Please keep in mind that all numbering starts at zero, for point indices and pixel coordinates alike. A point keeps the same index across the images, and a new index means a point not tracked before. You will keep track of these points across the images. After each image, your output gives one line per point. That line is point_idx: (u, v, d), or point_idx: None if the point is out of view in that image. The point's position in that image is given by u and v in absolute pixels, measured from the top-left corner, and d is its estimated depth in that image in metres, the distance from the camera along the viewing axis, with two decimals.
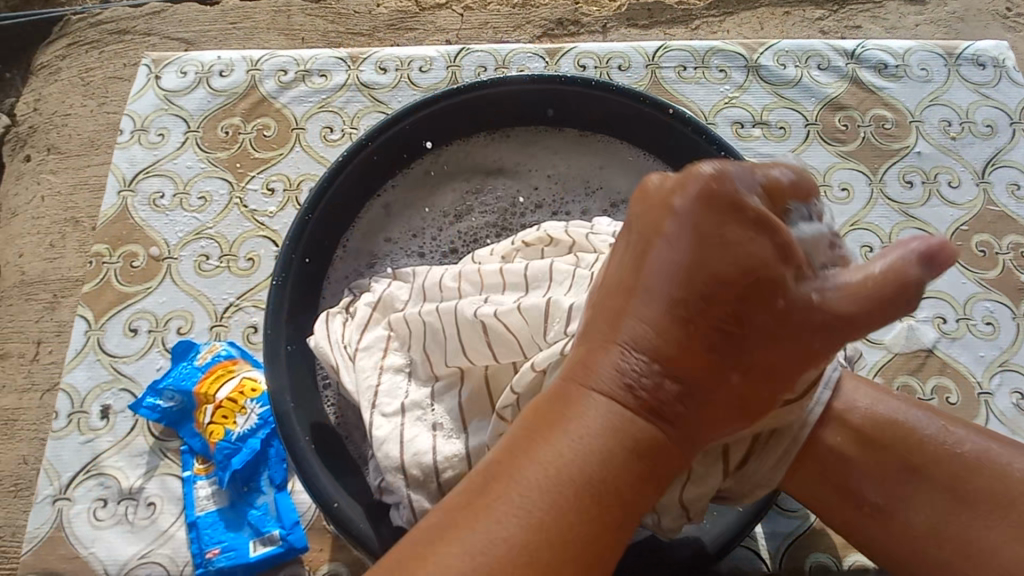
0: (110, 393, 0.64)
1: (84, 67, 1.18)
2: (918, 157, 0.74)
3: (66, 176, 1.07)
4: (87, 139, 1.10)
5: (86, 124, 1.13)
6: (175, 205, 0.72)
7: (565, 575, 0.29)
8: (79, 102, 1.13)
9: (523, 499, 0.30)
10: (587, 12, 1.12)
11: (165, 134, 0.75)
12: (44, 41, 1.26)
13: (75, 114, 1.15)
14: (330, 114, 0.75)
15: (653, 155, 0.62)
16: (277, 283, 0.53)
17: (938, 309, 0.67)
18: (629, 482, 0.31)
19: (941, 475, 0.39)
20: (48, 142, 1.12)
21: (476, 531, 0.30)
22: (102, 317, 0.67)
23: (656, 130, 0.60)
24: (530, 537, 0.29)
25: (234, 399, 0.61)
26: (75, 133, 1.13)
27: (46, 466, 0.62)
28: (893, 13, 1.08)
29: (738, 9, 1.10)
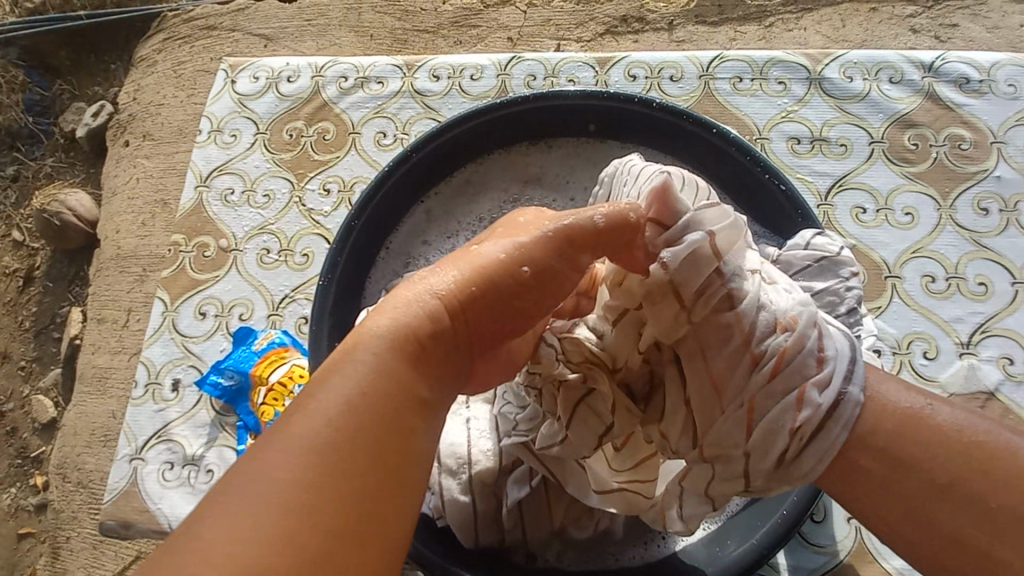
0: (180, 369, 0.72)
1: (177, 61, 1.29)
2: (997, 182, 0.68)
3: (157, 162, 1.18)
4: (177, 127, 1.21)
5: (176, 114, 1.24)
6: (243, 201, 0.78)
7: (356, 484, 0.29)
8: (171, 94, 1.24)
9: (335, 413, 0.30)
10: (652, 9, 1.10)
11: (238, 135, 0.82)
12: (145, 35, 1.38)
13: (168, 104, 1.25)
14: (385, 120, 0.79)
15: (697, 172, 0.60)
16: (324, 284, 0.57)
17: (1006, 348, 0.62)
18: (407, 403, 0.33)
19: (977, 473, 0.36)
20: (144, 130, 1.23)
21: (294, 437, 0.30)
22: (177, 300, 0.75)
23: (699, 147, 0.59)
24: (331, 446, 0.29)
25: (284, 383, 0.67)
26: (167, 122, 1.23)
27: (126, 429, 0.70)
28: (994, 14, 0.98)
29: (815, 7, 1.04)
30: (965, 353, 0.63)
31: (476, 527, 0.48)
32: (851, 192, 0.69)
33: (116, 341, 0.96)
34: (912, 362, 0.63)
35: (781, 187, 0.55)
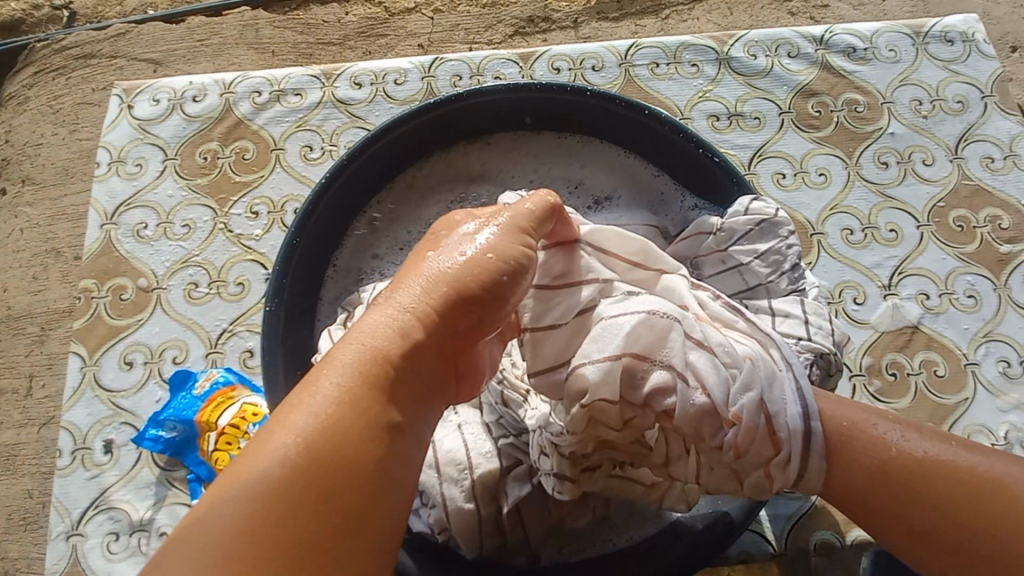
0: (111, 428, 0.65)
1: (53, 95, 1.17)
2: (892, 138, 0.76)
3: (44, 208, 1.09)
4: (62, 168, 1.10)
5: (60, 153, 1.13)
6: (160, 234, 0.72)
7: (311, 520, 0.29)
8: (51, 131, 1.13)
9: (286, 450, 0.31)
10: (556, 8, 1.12)
11: (143, 163, 0.75)
12: (9, 70, 1.25)
13: (48, 142, 1.14)
14: (309, 133, 0.75)
15: (634, 154, 0.62)
16: (272, 308, 0.53)
17: (921, 285, 0.69)
18: (370, 433, 0.33)
19: (941, 495, 0.38)
20: (22, 174, 1.12)
21: (247, 479, 0.30)
22: (96, 353, 0.67)
23: (634, 129, 0.61)
24: (283, 484, 0.30)
25: (237, 425, 0.62)
26: (48, 163, 1.12)
27: (56, 504, 0.63)
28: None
29: None
30: (889, 294, 0.69)
31: (480, 532, 0.47)
32: (771, 160, 0.74)
33: (20, 414, 0.91)
34: (846, 309, 0.68)
35: (715, 160, 0.57)
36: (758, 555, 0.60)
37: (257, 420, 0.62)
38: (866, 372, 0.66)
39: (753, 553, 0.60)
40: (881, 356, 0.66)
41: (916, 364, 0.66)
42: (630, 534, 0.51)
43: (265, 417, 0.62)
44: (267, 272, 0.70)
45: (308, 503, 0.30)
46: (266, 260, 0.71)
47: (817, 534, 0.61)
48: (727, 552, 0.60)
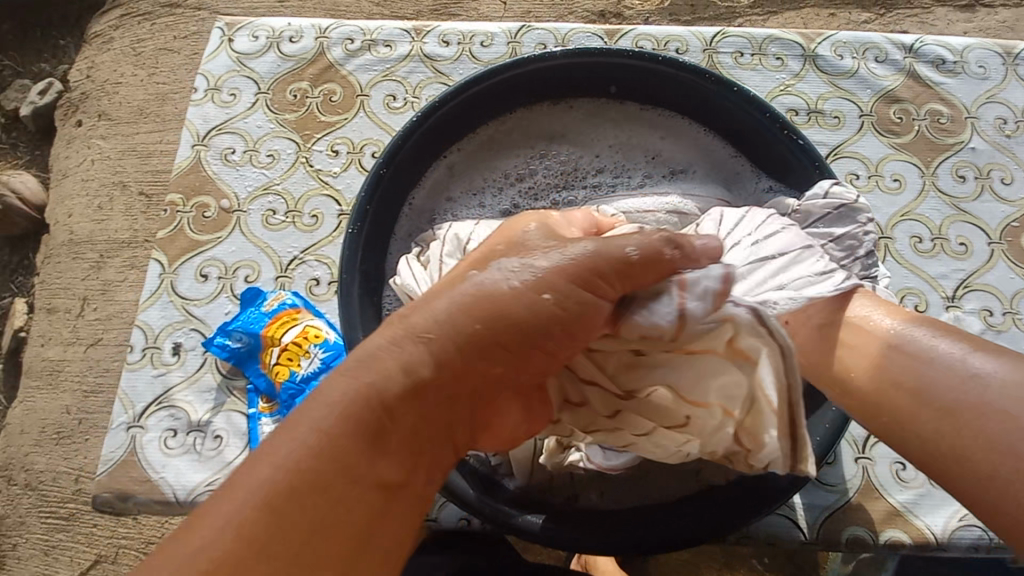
0: (182, 332, 0.68)
1: (137, 39, 1.24)
2: (972, 152, 0.75)
3: (115, 142, 1.16)
4: (137, 107, 1.17)
5: (136, 93, 1.19)
6: (245, 161, 0.75)
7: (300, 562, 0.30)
8: (131, 71, 1.20)
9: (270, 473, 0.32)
10: (629, 5, 1.12)
11: (237, 94, 0.79)
12: (99, 12, 1.33)
13: (125, 82, 1.21)
14: (394, 83, 0.78)
15: (711, 131, 0.64)
16: (353, 232, 0.56)
17: (985, 301, 0.68)
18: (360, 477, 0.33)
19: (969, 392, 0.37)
20: (99, 108, 1.20)
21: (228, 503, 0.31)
22: (175, 262, 0.71)
23: (718, 108, 0.62)
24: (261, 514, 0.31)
25: (299, 343, 0.65)
26: (125, 102, 1.19)
27: (121, 396, 0.66)
28: (940, 21, 1.07)
29: (782, 8, 1.11)
30: (951, 306, 0.68)
31: None
32: (846, 160, 0.74)
33: (70, 333, 1.01)
34: None
35: (801, 143, 0.57)
36: (787, 540, 0.61)
37: (319, 342, 0.65)
38: None
39: (783, 537, 0.61)
40: None
41: None
42: (672, 488, 0.52)
43: (328, 340, 0.65)
44: (341, 208, 0.73)
45: (291, 536, 0.30)
46: (341, 197, 0.74)
47: (850, 530, 0.61)
48: (757, 533, 0.60)
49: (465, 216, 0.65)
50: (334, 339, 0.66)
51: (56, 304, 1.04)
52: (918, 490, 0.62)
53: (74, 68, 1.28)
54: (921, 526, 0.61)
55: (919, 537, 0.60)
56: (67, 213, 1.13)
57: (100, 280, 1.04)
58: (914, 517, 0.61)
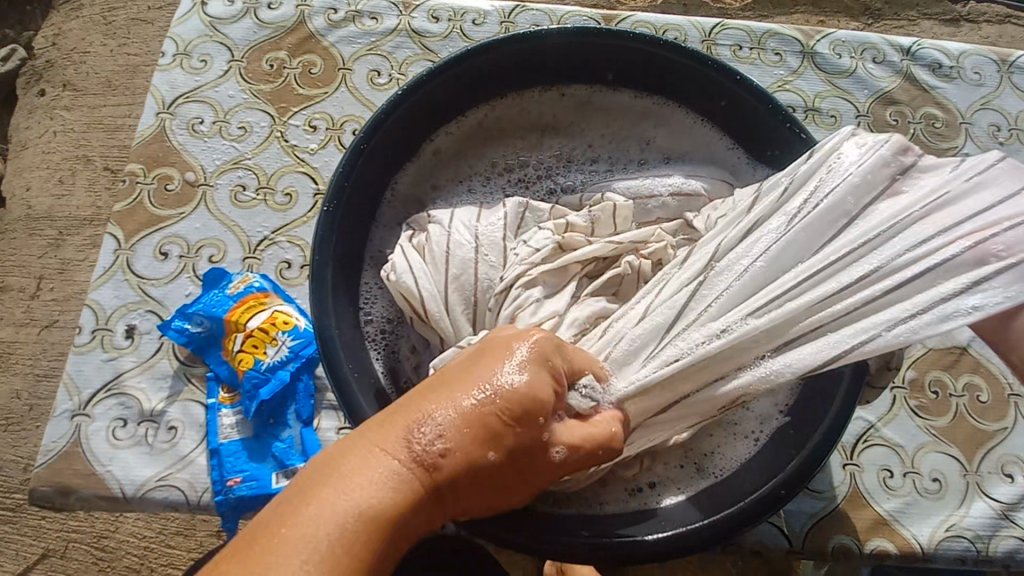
0: (136, 314, 0.63)
1: (107, 6, 1.17)
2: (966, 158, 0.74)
3: (80, 113, 1.09)
4: (105, 79, 1.10)
5: (104, 64, 1.12)
6: (215, 132, 0.70)
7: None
8: (99, 41, 1.12)
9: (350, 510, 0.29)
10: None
11: (209, 60, 0.73)
12: None
13: (93, 51, 1.13)
14: (379, 58, 0.74)
15: (708, 123, 0.62)
16: (330, 208, 0.52)
17: None
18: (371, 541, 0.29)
19: None
20: (64, 78, 1.13)
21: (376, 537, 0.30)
22: (132, 237, 0.66)
23: (721, 94, 0.59)
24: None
25: (265, 330, 0.61)
26: (92, 72, 1.12)
27: (67, 380, 0.61)
28: (927, 33, 1.07)
29: (774, 12, 1.10)
30: None
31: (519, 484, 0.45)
32: None
33: (22, 312, 0.95)
34: None
35: (801, 135, 0.56)
36: (772, 548, 0.58)
37: (288, 329, 0.61)
38: (908, 386, 0.65)
39: (768, 545, 0.58)
40: (925, 372, 0.65)
41: (959, 386, 0.65)
42: (678, 490, 0.50)
43: (298, 327, 0.61)
44: (318, 187, 0.68)
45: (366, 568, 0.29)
46: (318, 175, 0.69)
47: (836, 537, 0.59)
48: (743, 541, 0.58)
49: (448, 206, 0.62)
50: (304, 327, 0.62)
51: (9, 282, 0.97)
52: (906, 498, 0.61)
53: (37, 34, 1.20)
54: (908, 536, 0.59)
55: (906, 546, 0.59)
56: (24, 186, 1.06)
57: (58, 258, 0.98)
58: (901, 526, 0.60)
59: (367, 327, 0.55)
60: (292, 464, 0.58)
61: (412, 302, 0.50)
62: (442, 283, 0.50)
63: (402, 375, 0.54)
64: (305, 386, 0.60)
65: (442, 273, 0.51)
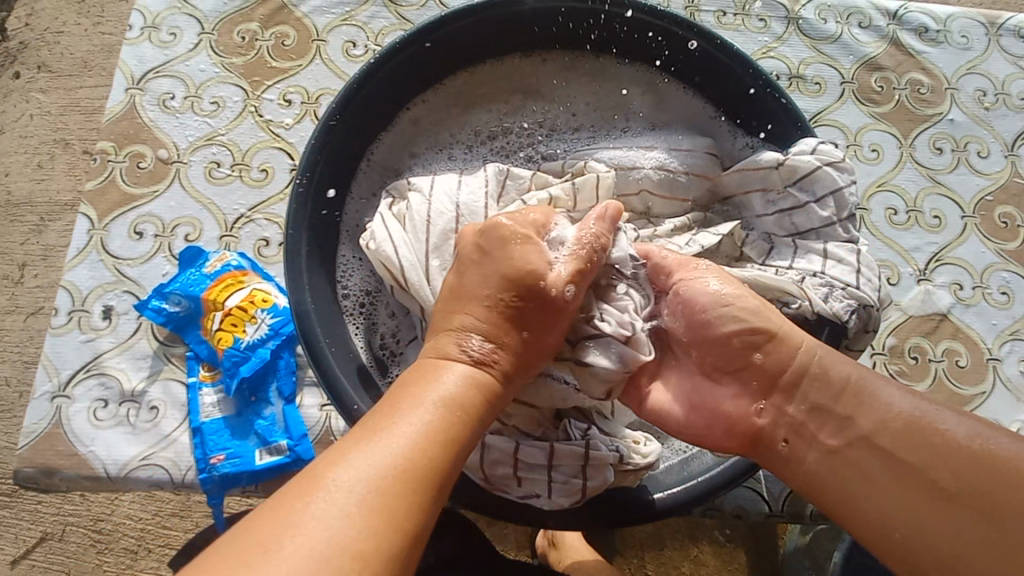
0: (113, 294, 0.62)
1: None
2: (950, 124, 0.73)
3: (56, 96, 1.06)
4: (81, 60, 1.07)
5: (79, 44, 1.08)
6: (187, 107, 0.69)
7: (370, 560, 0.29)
8: (73, 20, 1.09)
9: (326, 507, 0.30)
10: None
11: (178, 33, 0.71)
12: None
13: (67, 31, 1.10)
14: (353, 28, 0.72)
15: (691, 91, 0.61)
16: (303, 179, 0.51)
17: (955, 275, 0.67)
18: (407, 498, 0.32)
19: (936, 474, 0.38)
20: (38, 60, 1.09)
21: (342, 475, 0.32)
22: (106, 217, 0.64)
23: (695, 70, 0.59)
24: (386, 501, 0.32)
25: (244, 308, 0.60)
26: (66, 52, 1.08)
27: (45, 362, 0.60)
28: None
29: None
30: (923, 279, 0.67)
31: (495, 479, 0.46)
32: (825, 128, 0.72)
33: (6, 300, 0.94)
34: None
35: (782, 100, 0.55)
36: (752, 513, 0.59)
37: (268, 306, 0.61)
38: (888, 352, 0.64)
39: (749, 510, 0.59)
40: (905, 338, 0.65)
41: (939, 351, 0.65)
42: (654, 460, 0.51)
43: (277, 305, 0.61)
44: (295, 162, 0.67)
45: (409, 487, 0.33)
46: (294, 150, 0.68)
47: (815, 502, 0.60)
48: (723, 507, 0.59)
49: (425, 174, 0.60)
50: (283, 304, 0.61)
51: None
52: None
53: (5, 13, 1.15)
54: None
55: None
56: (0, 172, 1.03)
57: (41, 245, 0.97)
58: None
59: (346, 300, 0.54)
60: (274, 441, 0.57)
61: (391, 270, 0.50)
62: (422, 251, 0.51)
63: (381, 347, 0.54)
64: (286, 363, 0.60)
65: (426, 250, 0.51)
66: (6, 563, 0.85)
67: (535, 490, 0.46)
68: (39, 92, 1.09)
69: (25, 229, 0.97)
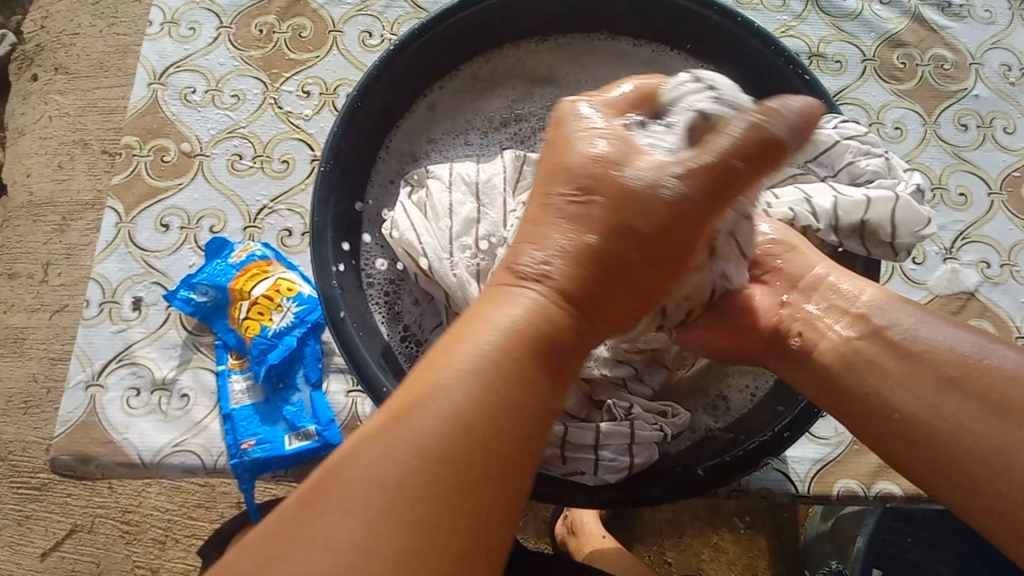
0: (142, 286, 0.64)
1: None
2: (975, 100, 0.72)
3: (75, 97, 1.08)
4: (97, 60, 1.08)
5: (95, 45, 1.10)
6: (208, 101, 0.69)
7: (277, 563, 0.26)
8: (88, 21, 1.10)
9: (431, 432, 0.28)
10: None
11: (197, 28, 0.72)
12: None
13: (84, 33, 1.11)
14: (370, 19, 0.72)
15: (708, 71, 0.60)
16: (327, 169, 0.51)
17: (982, 253, 0.66)
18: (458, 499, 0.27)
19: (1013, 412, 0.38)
20: (57, 61, 1.11)
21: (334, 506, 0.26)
22: (132, 210, 0.66)
23: (707, 52, 0.59)
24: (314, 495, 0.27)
25: (270, 297, 0.61)
26: (84, 54, 1.10)
27: (79, 353, 0.62)
28: None
29: None
30: (949, 258, 0.66)
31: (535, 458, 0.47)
32: (847, 106, 0.71)
33: (34, 297, 0.96)
34: (903, 268, 0.66)
35: (804, 76, 0.54)
36: (779, 495, 0.59)
37: (292, 295, 0.61)
38: None
39: (775, 491, 0.59)
40: None
41: None
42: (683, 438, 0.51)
43: (301, 293, 0.61)
44: (314, 153, 0.68)
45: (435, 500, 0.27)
46: (314, 141, 0.68)
47: (841, 482, 0.60)
48: (749, 489, 0.59)
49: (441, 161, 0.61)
50: (307, 292, 0.62)
51: (18, 269, 0.98)
52: None
53: (25, 17, 1.17)
54: None
55: (911, 489, 0.59)
56: (24, 172, 1.06)
57: (64, 244, 0.99)
58: None
59: (370, 288, 0.55)
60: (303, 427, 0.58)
61: (414, 258, 0.51)
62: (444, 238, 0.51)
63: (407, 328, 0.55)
64: (312, 350, 0.61)
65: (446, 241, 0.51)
66: (35, 557, 0.89)
67: (580, 469, 0.46)
68: (58, 93, 1.11)
69: (50, 228, 0.99)
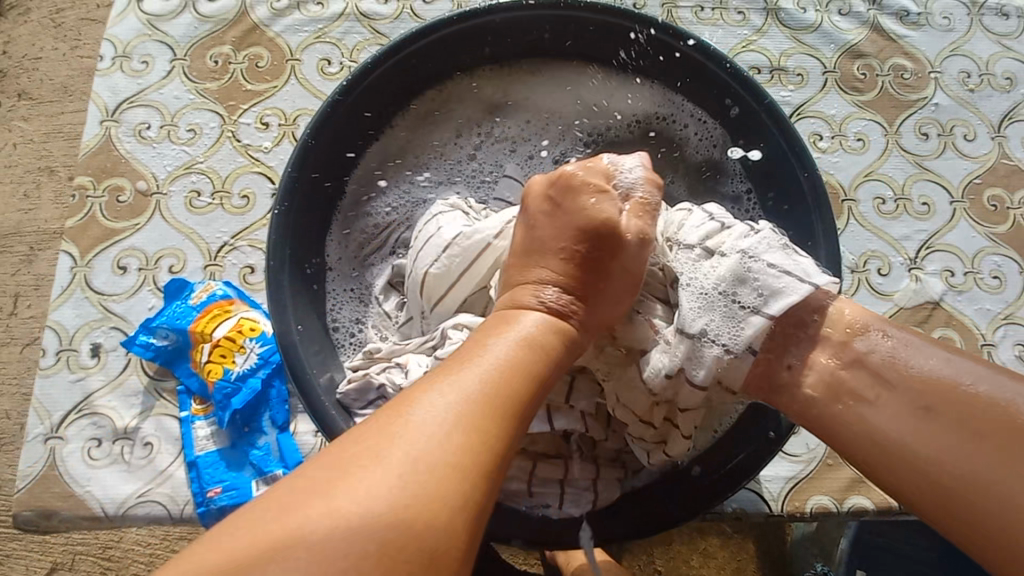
0: (100, 331, 0.62)
1: (54, 6, 1.11)
2: (935, 109, 0.72)
3: (38, 123, 1.05)
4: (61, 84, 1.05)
5: (59, 69, 1.07)
6: (163, 136, 0.68)
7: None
8: (50, 45, 1.07)
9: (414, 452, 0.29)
10: None
11: (149, 61, 0.70)
12: None
13: (46, 57, 1.08)
14: (328, 46, 0.71)
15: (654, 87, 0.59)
16: (281, 210, 0.50)
17: (947, 262, 0.66)
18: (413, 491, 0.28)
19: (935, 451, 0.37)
20: (19, 87, 1.07)
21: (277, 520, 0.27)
22: (88, 253, 0.64)
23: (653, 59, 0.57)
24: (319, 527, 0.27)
25: (232, 338, 0.60)
26: (46, 78, 1.07)
27: (36, 404, 0.60)
28: None
29: None
30: (913, 269, 0.66)
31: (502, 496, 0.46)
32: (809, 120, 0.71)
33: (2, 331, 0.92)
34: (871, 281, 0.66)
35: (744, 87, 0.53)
36: (754, 514, 0.59)
37: (256, 335, 0.60)
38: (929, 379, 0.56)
39: (749, 511, 0.59)
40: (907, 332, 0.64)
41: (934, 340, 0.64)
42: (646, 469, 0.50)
43: (265, 334, 0.60)
44: (274, 186, 0.66)
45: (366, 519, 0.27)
46: (273, 174, 0.67)
47: (815, 499, 0.60)
48: (726, 510, 0.58)
49: (390, 199, 0.60)
50: (271, 332, 0.61)
51: None
52: None
53: None
54: (886, 492, 0.60)
55: (885, 502, 0.60)
56: None
57: (32, 274, 0.95)
58: None
59: (333, 326, 0.54)
60: (270, 471, 0.57)
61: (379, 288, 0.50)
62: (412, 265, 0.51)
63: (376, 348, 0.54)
64: (278, 392, 0.59)
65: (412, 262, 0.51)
66: None
67: (545, 501, 0.46)
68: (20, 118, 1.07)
69: (15, 258, 0.95)
